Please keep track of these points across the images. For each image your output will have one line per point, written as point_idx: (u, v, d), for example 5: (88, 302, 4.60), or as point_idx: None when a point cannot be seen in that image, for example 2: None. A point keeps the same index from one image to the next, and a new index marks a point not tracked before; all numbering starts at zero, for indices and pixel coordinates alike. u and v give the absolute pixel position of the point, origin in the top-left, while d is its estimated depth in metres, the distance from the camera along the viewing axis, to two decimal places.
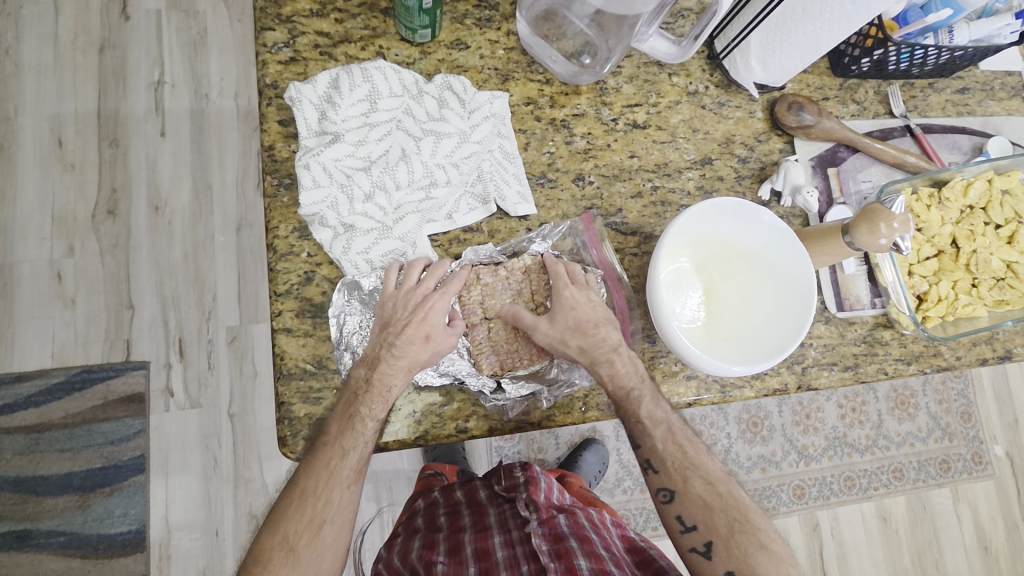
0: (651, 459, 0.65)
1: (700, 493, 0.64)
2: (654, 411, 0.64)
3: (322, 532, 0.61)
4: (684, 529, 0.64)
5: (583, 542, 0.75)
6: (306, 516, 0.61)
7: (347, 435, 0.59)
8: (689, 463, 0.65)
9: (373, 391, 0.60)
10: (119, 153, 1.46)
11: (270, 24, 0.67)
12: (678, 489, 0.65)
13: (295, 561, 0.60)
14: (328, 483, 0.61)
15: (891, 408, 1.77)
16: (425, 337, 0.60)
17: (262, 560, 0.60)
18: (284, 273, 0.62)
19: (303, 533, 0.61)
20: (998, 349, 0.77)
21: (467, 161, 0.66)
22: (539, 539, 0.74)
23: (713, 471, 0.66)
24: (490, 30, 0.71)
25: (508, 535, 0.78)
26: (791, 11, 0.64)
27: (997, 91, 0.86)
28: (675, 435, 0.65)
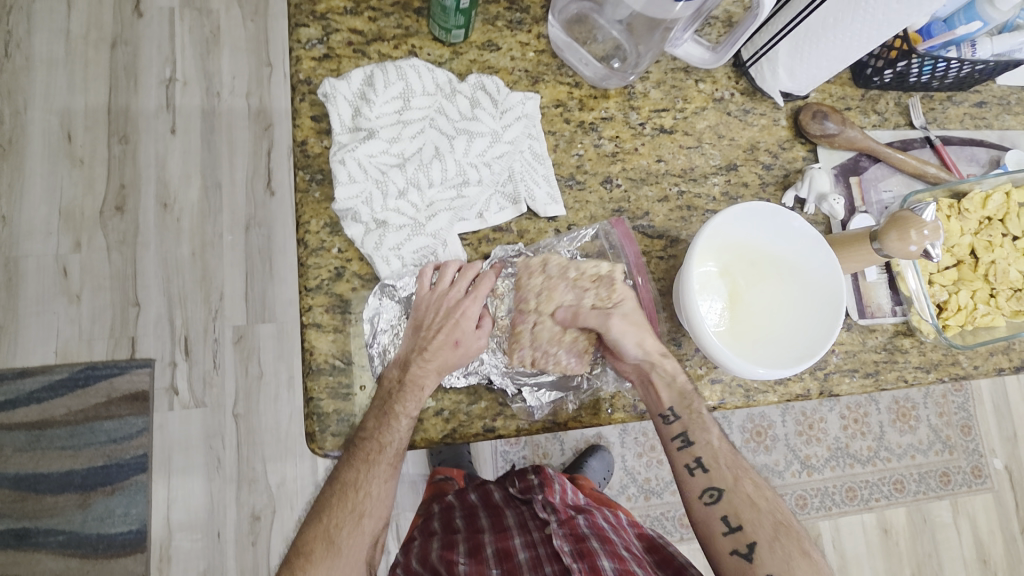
0: (702, 455, 0.65)
1: (748, 492, 0.65)
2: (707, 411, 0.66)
3: (363, 522, 0.64)
4: (728, 529, 0.63)
5: (604, 542, 0.78)
6: (348, 506, 0.63)
7: (385, 429, 0.59)
8: (741, 466, 0.66)
9: (405, 391, 0.59)
10: (128, 149, 1.45)
11: (305, 21, 0.67)
12: (726, 488, 0.65)
13: (335, 550, 0.62)
14: (367, 475, 0.61)
15: (892, 420, 1.79)
16: (455, 343, 0.60)
17: (305, 551, 0.62)
18: (315, 268, 0.62)
19: (345, 523, 0.63)
20: (1015, 359, 0.78)
21: (499, 161, 0.66)
22: (561, 540, 0.77)
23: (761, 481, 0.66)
24: (520, 32, 0.72)
25: (528, 536, 0.80)
26: (822, 21, 0.65)
27: (1014, 105, 0.87)
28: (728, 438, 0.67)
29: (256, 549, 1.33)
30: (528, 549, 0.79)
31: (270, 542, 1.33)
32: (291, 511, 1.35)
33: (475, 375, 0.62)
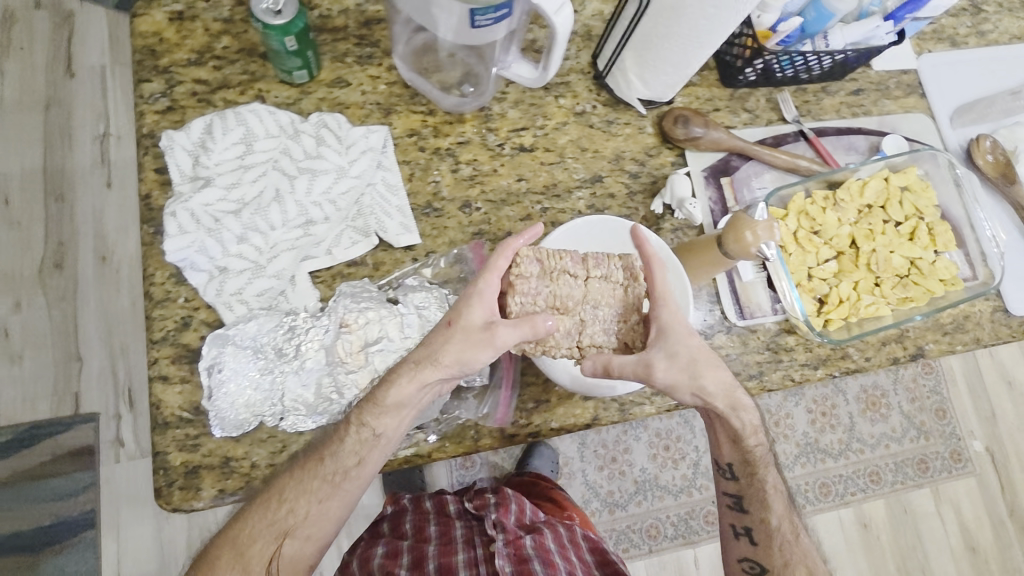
0: (752, 530, 0.69)
1: (791, 570, 0.67)
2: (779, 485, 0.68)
3: (284, 544, 0.59)
4: None
5: (545, 567, 0.78)
6: (267, 523, 0.58)
7: (344, 443, 0.59)
8: (795, 550, 0.67)
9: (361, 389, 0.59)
10: (66, 208, 1.47)
11: (147, 76, 0.68)
12: (771, 567, 0.68)
13: (246, 567, 0.58)
14: (300, 488, 0.59)
15: (862, 410, 1.73)
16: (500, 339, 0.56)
17: (216, 554, 0.59)
18: (160, 320, 0.62)
19: (262, 538, 0.59)
20: (909, 347, 0.77)
21: (346, 196, 0.66)
22: (502, 561, 0.77)
23: (815, 562, 0.67)
24: (371, 66, 0.72)
25: (472, 553, 0.83)
26: (654, 28, 0.65)
27: (893, 89, 0.86)
28: (793, 516, 0.68)
29: None
30: (469, 567, 0.81)
31: None
32: None
33: (326, 415, 0.62)
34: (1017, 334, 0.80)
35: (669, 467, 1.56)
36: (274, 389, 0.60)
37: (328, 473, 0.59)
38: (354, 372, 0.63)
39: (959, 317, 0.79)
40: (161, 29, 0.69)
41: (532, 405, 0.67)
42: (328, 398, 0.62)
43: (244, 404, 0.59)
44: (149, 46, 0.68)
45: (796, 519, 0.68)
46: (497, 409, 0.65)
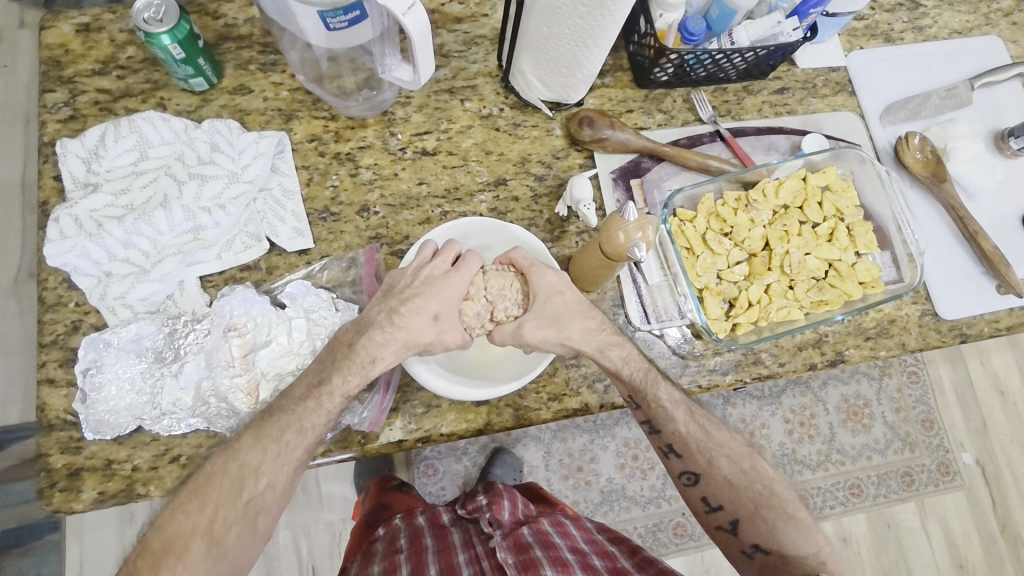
0: (672, 443, 0.65)
1: (724, 473, 0.64)
2: (672, 390, 0.65)
3: (258, 521, 0.57)
4: (710, 509, 0.65)
5: (547, 549, 0.74)
6: (242, 502, 0.56)
7: (312, 408, 0.58)
8: (713, 442, 0.64)
9: (354, 357, 0.58)
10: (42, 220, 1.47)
11: (51, 86, 0.69)
12: (701, 471, 0.64)
13: (222, 553, 0.55)
14: (275, 461, 0.57)
15: (843, 420, 1.65)
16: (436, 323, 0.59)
17: (179, 549, 0.53)
18: (50, 323, 0.63)
19: (235, 521, 0.56)
20: (828, 352, 0.74)
21: (237, 201, 0.67)
22: (504, 552, 0.74)
23: (738, 449, 0.65)
24: (274, 73, 0.73)
25: (472, 551, 0.82)
26: (539, 29, 0.65)
27: (820, 88, 0.84)
28: (696, 415, 0.65)
29: None
30: (471, 564, 0.79)
31: None
32: None
33: (205, 419, 0.61)
34: (949, 339, 0.76)
35: (637, 477, 1.52)
36: (154, 393, 0.60)
37: (306, 444, 0.58)
38: (238, 375, 0.62)
39: (884, 322, 0.75)
40: (67, 41, 0.71)
41: (422, 410, 0.65)
42: (202, 404, 0.61)
43: (118, 408, 0.59)
44: (54, 57, 0.70)
45: (706, 420, 0.65)
46: (372, 414, 0.64)
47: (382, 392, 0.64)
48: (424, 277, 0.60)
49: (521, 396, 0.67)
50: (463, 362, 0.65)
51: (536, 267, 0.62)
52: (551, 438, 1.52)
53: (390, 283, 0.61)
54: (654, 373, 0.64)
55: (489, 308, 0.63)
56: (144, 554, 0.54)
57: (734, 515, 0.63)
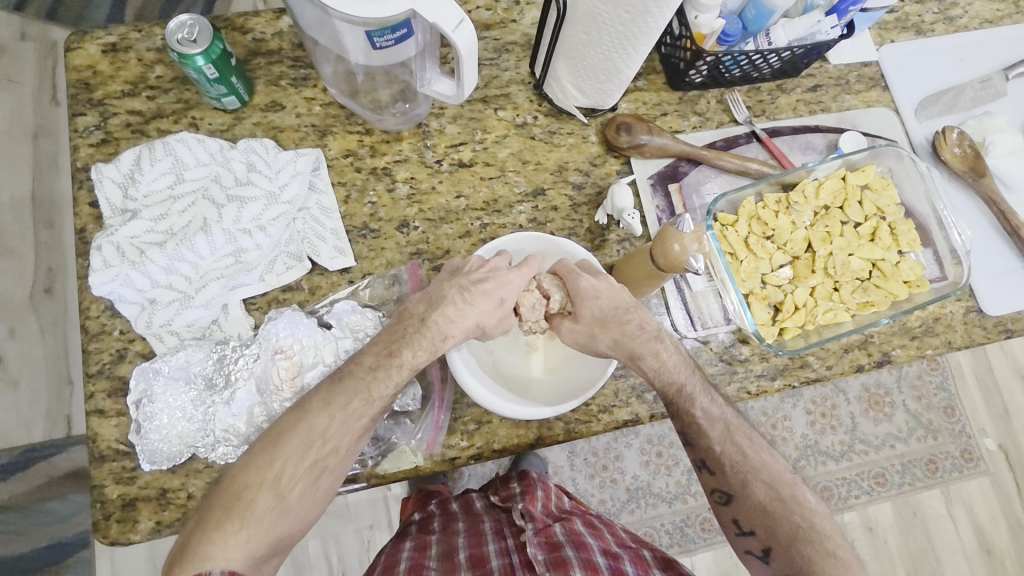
0: (705, 460, 0.63)
1: (759, 498, 0.61)
2: (708, 407, 0.62)
3: (321, 482, 0.57)
4: (741, 532, 0.62)
5: (579, 550, 0.72)
6: (307, 463, 0.55)
7: (378, 379, 0.57)
8: (750, 466, 0.61)
9: (426, 333, 0.57)
10: (56, 235, 1.48)
11: (81, 110, 0.68)
12: (735, 493, 0.62)
13: (286, 509, 0.55)
14: (341, 427, 0.56)
15: (865, 410, 1.65)
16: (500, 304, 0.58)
17: (248, 499, 0.54)
18: (95, 353, 0.62)
19: (301, 479, 0.56)
20: (874, 353, 0.73)
21: (277, 222, 0.66)
22: (535, 548, 0.72)
23: (778, 473, 0.62)
24: (305, 88, 0.72)
25: (503, 542, 0.78)
26: (578, 38, 0.63)
27: (854, 84, 0.83)
28: (733, 435, 0.62)
29: None
30: (501, 553, 0.76)
31: None
32: None
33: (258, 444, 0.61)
34: (994, 335, 0.76)
35: (661, 474, 1.52)
36: (206, 420, 0.60)
37: (373, 412, 0.57)
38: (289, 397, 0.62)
39: (928, 320, 0.75)
40: (95, 62, 0.69)
41: (473, 427, 0.65)
42: (256, 427, 0.61)
43: (172, 438, 0.59)
44: (83, 79, 0.69)
45: (745, 440, 0.63)
46: (428, 434, 0.64)
47: (438, 410, 0.64)
48: (489, 266, 0.59)
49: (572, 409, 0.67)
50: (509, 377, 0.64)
51: (572, 274, 0.60)
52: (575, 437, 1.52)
53: (454, 268, 0.61)
54: (689, 387, 0.62)
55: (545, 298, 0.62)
56: (214, 498, 0.55)
57: (765, 543, 0.60)
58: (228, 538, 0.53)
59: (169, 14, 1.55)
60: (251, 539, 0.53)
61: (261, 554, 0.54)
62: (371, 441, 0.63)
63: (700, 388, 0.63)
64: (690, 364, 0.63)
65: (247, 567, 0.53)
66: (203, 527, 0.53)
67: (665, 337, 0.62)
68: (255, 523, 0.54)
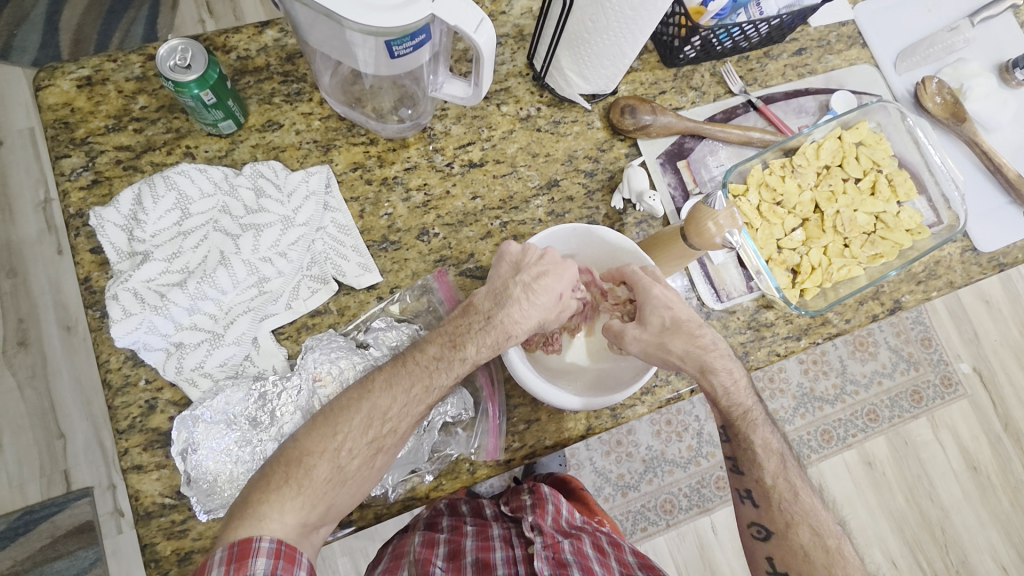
0: (753, 491, 0.63)
1: (802, 543, 0.61)
2: (769, 439, 0.63)
3: (377, 460, 0.56)
4: (771, 572, 0.62)
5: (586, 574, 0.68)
6: (367, 439, 0.55)
7: (441, 368, 0.57)
8: (799, 509, 0.62)
9: (491, 329, 0.57)
10: (19, 282, 1.40)
11: (65, 151, 0.64)
12: (776, 532, 0.62)
13: (341, 481, 0.54)
14: (402, 407, 0.56)
15: (851, 352, 1.71)
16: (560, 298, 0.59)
17: (307, 465, 0.53)
18: (124, 407, 0.59)
19: (359, 452, 0.55)
20: (887, 302, 0.76)
21: (296, 246, 0.64)
22: (541, 561, 0.69)
23: (824, 521, 0.62)
24: (301, 103, 0.69)
25: (511, 551, 0.74)
26: (581, 25, 0.63)
27: (834, 43, 0.85)
28: (788, 472, 0.63)
29: None
30: (508, 565, 0.73)
31: None
32: None
33: None
34: (989, 270, 0.80)
35: (673, 441, 1.56)
36: (255, 459, 0.58)
37: (431, 399, 0.57)
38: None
39: (930, 264, 0.78)
40: (71, 98, 0.65)
41: (523, 427, 0.65)
42: None
43: (224, 484, 0.57)
44: (61, 118, 0.64)
45: (796, 477, 0.63)
46: (487, 442, 0.63)
47: (493, 417, 0.63)
48: (548, 260, 0.59)
49: None
50: (560, 370, 0.65)
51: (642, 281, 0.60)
52: None
53: (514, 258, 0.59)
54: (751, 411, 0.63)
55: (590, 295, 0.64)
56: (274, 463, 0.54)
57: None
58: (285, 502, 0.51)
59: (107, 35, 1.46)
60: (306, 506, 0.52)
61: (311, 522, 0.53)
62: (431, 456, 0.62)
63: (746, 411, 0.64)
64: (753, 394, 0.64)
65: (298, 534, 0.52)
66: (260, 490, 0.52)
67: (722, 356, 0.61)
68: (311, 490, 0.52)
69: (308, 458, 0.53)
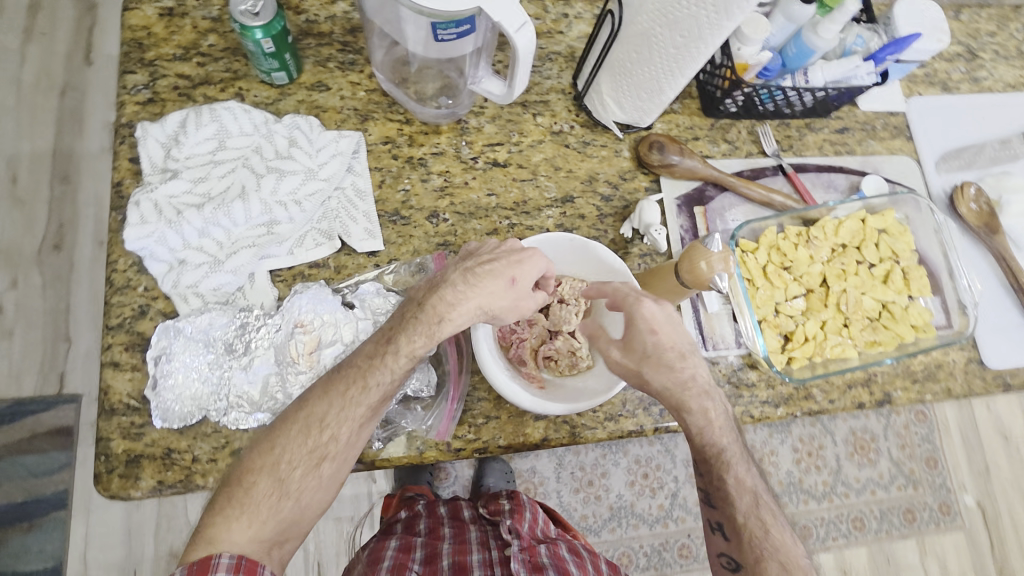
0: (721, 522, 0.62)
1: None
2: (743, 478, 0.61)
3: (322, 468, 0.56)
4: None
5: None
6: (306, 448, 0.55)
7: (374, 370, 0.56)
8: (768, 545, 0.60)
9: (423, 317, 0.56)
10: (68, 190, 1.52)
11: (132, 68, 0.70)
12: (744, 566, 0.61)
13: (287, 494, 0.55)
14: (339, 412, 0.56)
15: (850, 453, 1.65)
16: (511, 280, 0.57)
17: (249, 482, 0.54)
18: (118, 306, 0.62)
19: (299, 464, 0.55)
20: (876, 392, 0.75)
21: (312, 198, 0.67)
22: (519, 563, 0.73)
23: (796, 558, 0.59)
24: (352, 72, 0.74)
25: (488, 555, 0.78)
26: (626, 53, 0.65)
27: (879, 130, 0.85)
28: (760, 511, 0.61)
29: None
30: (484, 567, 0.76)
31: None
32: None
33: (271, 414, 0.61)
34: (993, 388, 0.77)
35: (645, 495, 1.53)
36: (221, 383, 0.60)
37: (371, 400, 0.56)
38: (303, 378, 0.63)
39: (932, 365, 0.76)
40: (150, 24, 0.71)
41: (481, 421, 0.66)
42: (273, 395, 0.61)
43: (184, 399, 0.59)
44: (138, 40, 0.71)
45: (769, 514, 0.61)
46: (440, 422, 0.64)
47: (451, 400, 0.65)
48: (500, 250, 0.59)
49: (578, 414, 0.68)
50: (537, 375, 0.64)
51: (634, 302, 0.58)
52: (562, 450, 1.52)
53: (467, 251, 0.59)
54: (725, 450, 0.61)
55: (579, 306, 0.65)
56: (224, 485, 0.56)
57: None
58: (233, 521, 0.53)
59: None
60: (254, 523, 0.53)
61: (266, 539, 0.54)
62: (383, 425, 0.63)
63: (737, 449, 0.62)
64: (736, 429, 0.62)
65: (258, 552, 0.53)
66: (212, 511, 0.54)
67: (711, 393, 0.60)
68: (255, 509, 0.54)
69: (250, 470, 0.55)
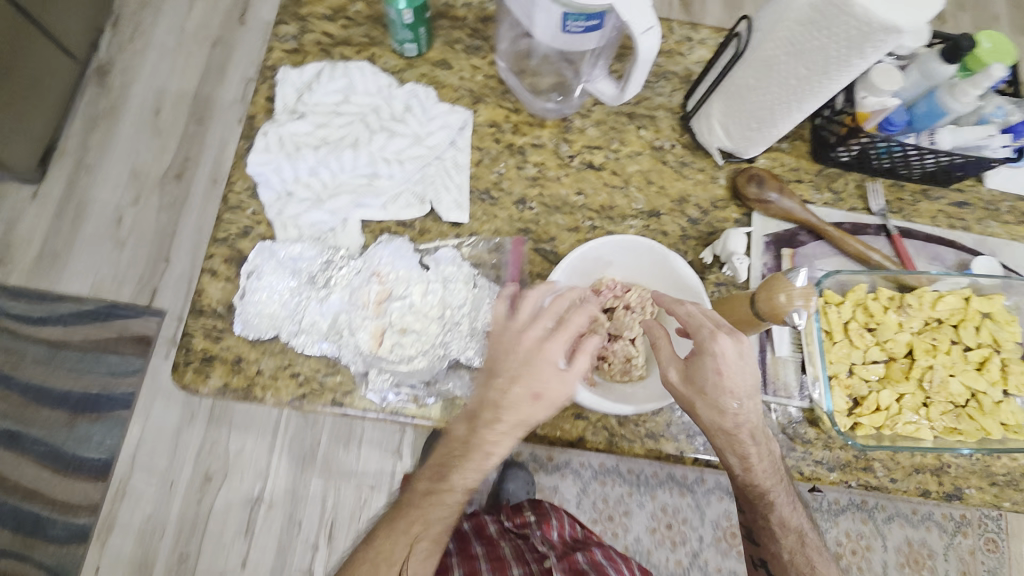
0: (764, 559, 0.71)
1: None
2: (786, 521, 0.68)
3: None
4: None
5: None
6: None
7: (428, 505, 0.61)
8: None
9: (472, 454, 0.57)
10: (202, 130, 1.68)
11: (286, 20, 0.77)
12: None
13: None
14: (405, 547, 0.60)
15: (899, 564, 1.51)
16: (535, 396, 0.54)
17: None
18: (226, 223, 0.69)
19: None
20: (946, 484, 0.69)
21: (414, 162, 0.72)
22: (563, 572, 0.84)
23: None
24: (476, 57, 0.78)
25: (528, 569, 0.86)
26: (744, 79, 0.65)
27: (1004, 213, 0.79)
28: (806, 549, 0.69)
29: (199, 507, 1.42)
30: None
31: (215, 504, 1.42)
32: (240, 481, 1.44)
33: (332, 347, 0.65)
34: None
35: (664, 546, 1.47)
36: (297, 309, 0.66)
37: (434, 535, 0.61)
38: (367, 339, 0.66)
39: (1016, 471, 0.70)
40: None
41: None
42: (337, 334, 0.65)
43: (263, 315, 0.65)
44: None
45: (814, 551, 0.69)
46: None
47: None
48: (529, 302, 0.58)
49: (620, 423, 0.67)
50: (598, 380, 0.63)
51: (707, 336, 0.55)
52: (590, 477, 1.49)
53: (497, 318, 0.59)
54: (769, 493, 0.64)
55: (643, 315, 0.65)
56: None
57: None
58: None
59: None
60: None
61: None
62: (428, 382, 0.65)
63: (782, 497, 0.65)
64: (779, 476, 0.64)
65: None
66: None
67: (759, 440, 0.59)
68: None
69: None
